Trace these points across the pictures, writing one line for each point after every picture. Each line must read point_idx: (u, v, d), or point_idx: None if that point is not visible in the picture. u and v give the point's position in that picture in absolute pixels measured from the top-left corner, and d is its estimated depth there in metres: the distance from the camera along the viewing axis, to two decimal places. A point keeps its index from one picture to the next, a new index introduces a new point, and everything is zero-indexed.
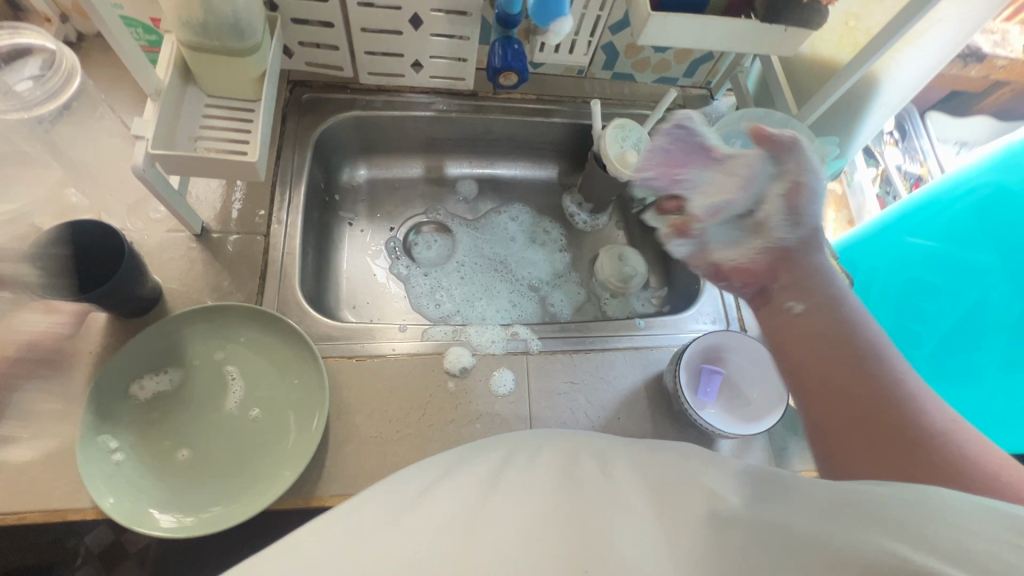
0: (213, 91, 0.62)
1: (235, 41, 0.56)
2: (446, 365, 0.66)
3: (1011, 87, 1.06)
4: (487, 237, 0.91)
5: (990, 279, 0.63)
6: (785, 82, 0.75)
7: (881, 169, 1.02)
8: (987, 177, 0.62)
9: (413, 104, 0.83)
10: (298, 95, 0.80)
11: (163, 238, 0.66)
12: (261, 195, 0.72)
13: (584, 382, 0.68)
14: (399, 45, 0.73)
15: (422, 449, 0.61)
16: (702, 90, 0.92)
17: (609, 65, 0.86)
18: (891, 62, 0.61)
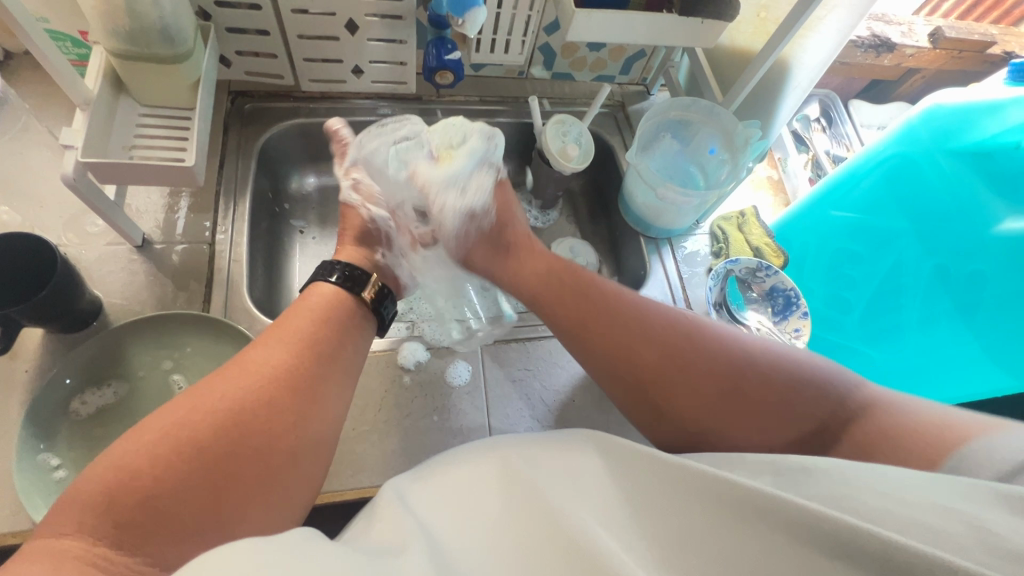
0: (147, 101, 0.62)
1: (165, 48, 0.56)
2: (400, 360, 0.67)
3: (920, 74, 1.15)
4: None
5: (902, 242, 0.71)
6: (710, 74, 0.80)
7: (811, 155, 1.09)
8: (893, 149, 0.67)
9: (357, 110, 0.84)
10: (240, 105, 0.80)
11: (103, 252, 0.65)
12: (205, 205, 0.72)
13: (538, 368, 0.70)
14: (338, 51, 0.74)
15: (379, 445, 0.61)
16: (639, 86, 0.96)
17: (548, 65, 0.89)
18: (798, 47, 0.66)
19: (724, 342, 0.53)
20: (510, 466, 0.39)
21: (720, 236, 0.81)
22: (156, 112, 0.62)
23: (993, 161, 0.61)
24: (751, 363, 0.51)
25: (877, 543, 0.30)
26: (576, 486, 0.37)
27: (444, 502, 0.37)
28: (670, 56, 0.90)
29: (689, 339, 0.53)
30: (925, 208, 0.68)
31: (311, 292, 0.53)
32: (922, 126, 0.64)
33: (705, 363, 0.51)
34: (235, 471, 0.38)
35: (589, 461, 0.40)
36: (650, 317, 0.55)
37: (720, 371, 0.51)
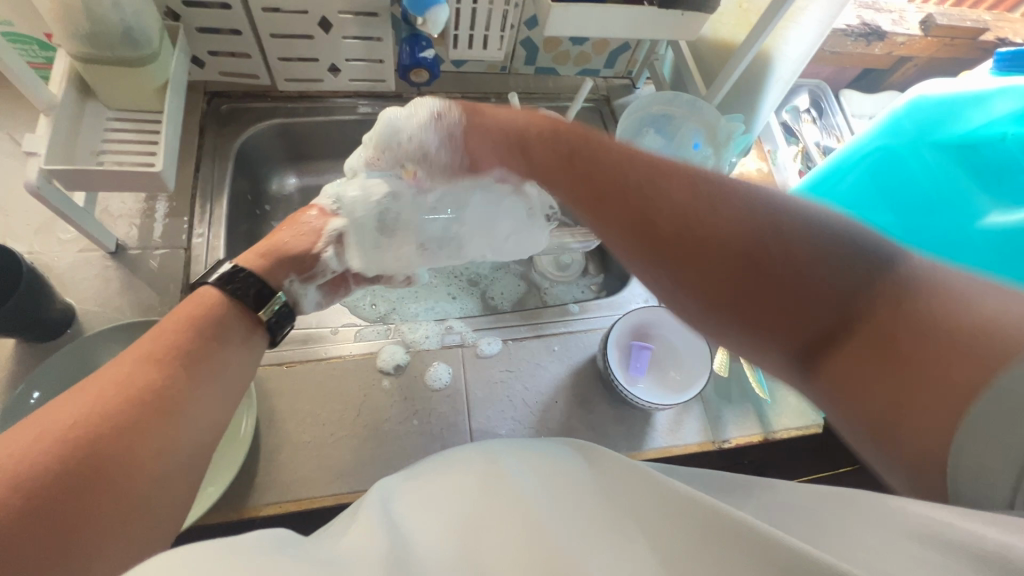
0: (115, 104, 0.60)
1: (129, 50, 0.55)
2: (380, 364, 0.66)
3: (912, 63, 1.13)
4: None
5: (889, 235, 0.70)
6: (694, 67, 0.79)
7: (801, 147, 1.07)
8: (875, 142, 0.66)
9: (336, 109, 0.83)
10: (216, 106, 0.79)
11: (76, 259, 0.64)
12: (181, 209, 0.71)
13: (521, 369, 0.69)
14: (313, 49, 0.73)
15: (358, 450, 0.61)
16: (624, 80, 0.94)
17: (530, 60, 0.88)
18: (780, 38, 0.65)
19: (759, 207, 0.43)
20: (491, 472, 0.37)
21: None
22: (125, 116, 0.61)
23: (978, 153, 0.60)
24: (784, 225, 0.41)
25: (802, 559, 0.26)
26: (554, 496, 0.35)
27: (416, 506, 0.36)
28: (655, 49, 0.88)
29: (717, 197, 0.45)
30: (912, 202, 0.67)
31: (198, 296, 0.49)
32: (905, 118, 0.62)
33: (722, 222, 0.43)
34: (115, 492, 0.35)
35: (576, 474, 0.37)
36: (666, 177, 0.48)
37: (743, 229, 0.42)
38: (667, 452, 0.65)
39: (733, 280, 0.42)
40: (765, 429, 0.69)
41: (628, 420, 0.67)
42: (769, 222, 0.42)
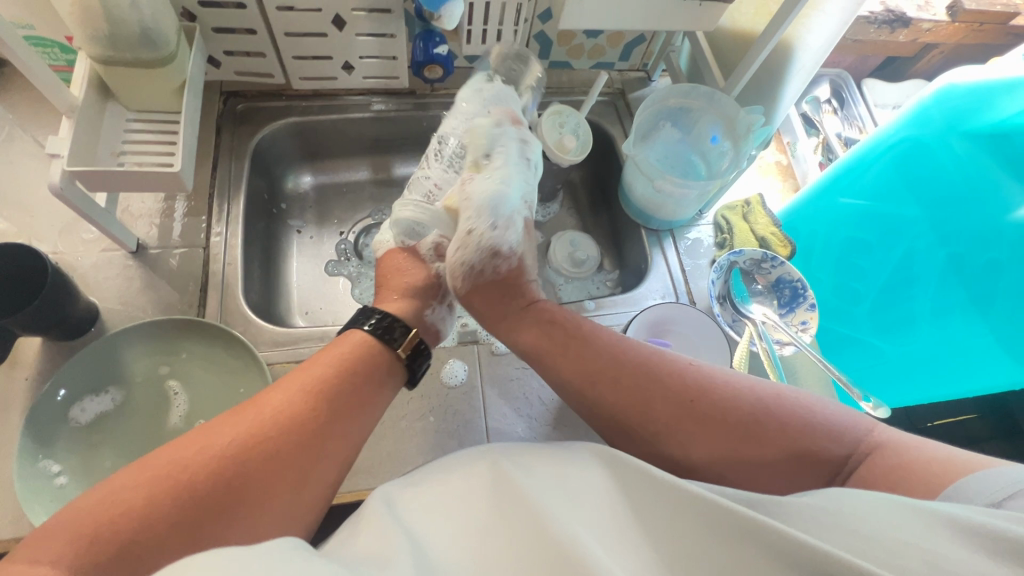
0: (135, 105, 0.61)
1: (149, 51, 0.56)
2: None
3: (938, 50, 1.10)
4: None
5: (913, 229, 0.68)
6: (711, 58, 0.77)
7: (821, 139, 1.05)
8: (903, 133, 0.64)
9: (350, 107, 0.83)
10: (232, 105, 0.79)
11: (98, 258, 0.66)
12: (199, 208, 0.72)
13: (536, 366, 0.69)
14: (326, 47, 0.73)
15: (375, 447, 0.61)
16: (639, 72, 0.93)
17: (544, 54, 0.87)
18: (801, 28, 0.63)
19: (712, 390, 0.48)
20: (501, 475, 0.38)
21: (724, 226, 0.79)
22: (143, 117, 0.61)
23: (1010, 143, 0.58)
24: (758, 417, 0.46)
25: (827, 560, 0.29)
26: (571, 497, 0.36)
27: (434, 514, 0.36)
28: (671, 40, 0.87)
29: (662, 348, 0.52)
30: (939, 194, 0.65)
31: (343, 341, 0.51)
32: (934, 108, 0.60)
33: (664, 378, 0.50)
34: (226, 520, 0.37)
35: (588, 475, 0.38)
36: (598, 337, 0.55)
37: (679, 375, 0.49)
38: None
39: (684, 425, 0.47)
40: None
41: None
42: (703, 402, 0.48)
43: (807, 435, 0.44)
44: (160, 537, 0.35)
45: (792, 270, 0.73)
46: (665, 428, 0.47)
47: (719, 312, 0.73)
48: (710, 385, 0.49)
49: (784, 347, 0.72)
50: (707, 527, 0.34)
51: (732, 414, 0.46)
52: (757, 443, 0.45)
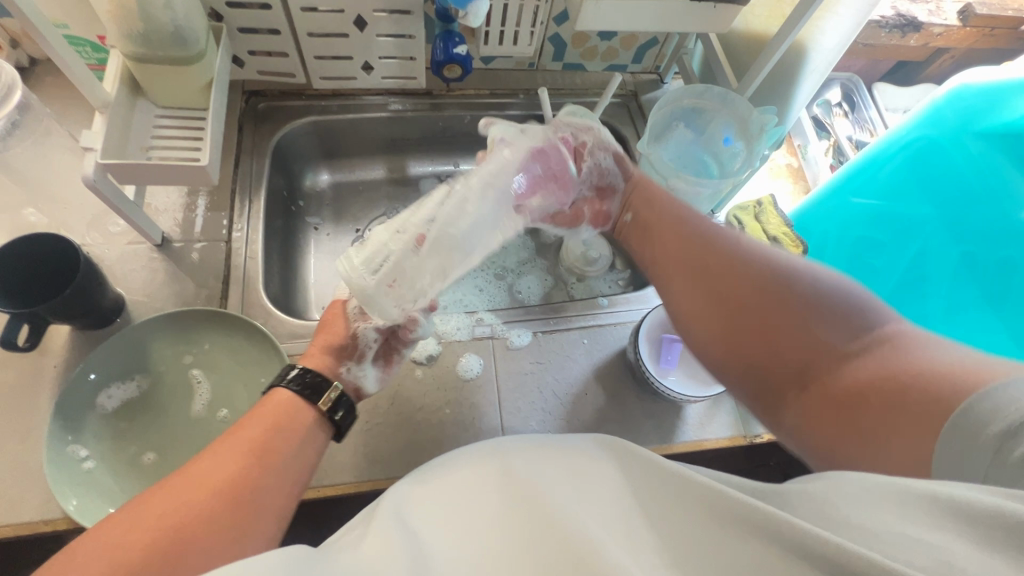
0: (162, 102, 0.63)
1: (177, 49, 0.58)
2: (412, 354, 0.67)
3: (949, 54, 1.10)
4: None
5: (927, 227, 0.69)
6: (724, 60, 0.78)
7: (833, 142, 1.06)
8: (917, 133, 0.65)
9: (368, 106, 0.85)
10: (254, 104, 0.81)
11: (124, 250, 0.67)
12: (221, 203, 0.73)
13: (551, 361, 0.69)
14: (347, 47, 0.75)
15: (392, 438, 0.62)
16: (652, 75, 0.94)
17: (558, 55, 0.88)
18: (815, 29, 0.64)
19: (801, 279, 0.51)
20: (510, 470, 0.37)
21: (736, 226, 0.79)
22: (171, 113, 0.63)
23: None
24: (798, 299, 0.49)
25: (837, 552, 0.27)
26: (581, 492, 0.35)
27: (441, 514, 0.35)
28: (683, 43, 0.88)
29: (734, 257, 0.56)
30: (952, 193, 0.65)
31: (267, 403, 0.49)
32: (948, 108, 0.61)
33: (745, 261, 0.54)
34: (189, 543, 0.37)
35: (598, 467, 0.37)
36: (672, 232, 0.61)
37: (742, 274, 0.53)
38: (698, 446, 0.65)
39: (750, 318, 0.51)
40: None
41: (658, 412, 0.67)
42: (773, 282, 0.51)
43: (819, 329, 0.47)
44: (161, 550, 0.36)
45: None
46: (693, 302, 0.56)
47: None
48: (790, 275, 0.52)
49: None
50: (720, 521, 0.32)
51: (787, 305, 0.50)
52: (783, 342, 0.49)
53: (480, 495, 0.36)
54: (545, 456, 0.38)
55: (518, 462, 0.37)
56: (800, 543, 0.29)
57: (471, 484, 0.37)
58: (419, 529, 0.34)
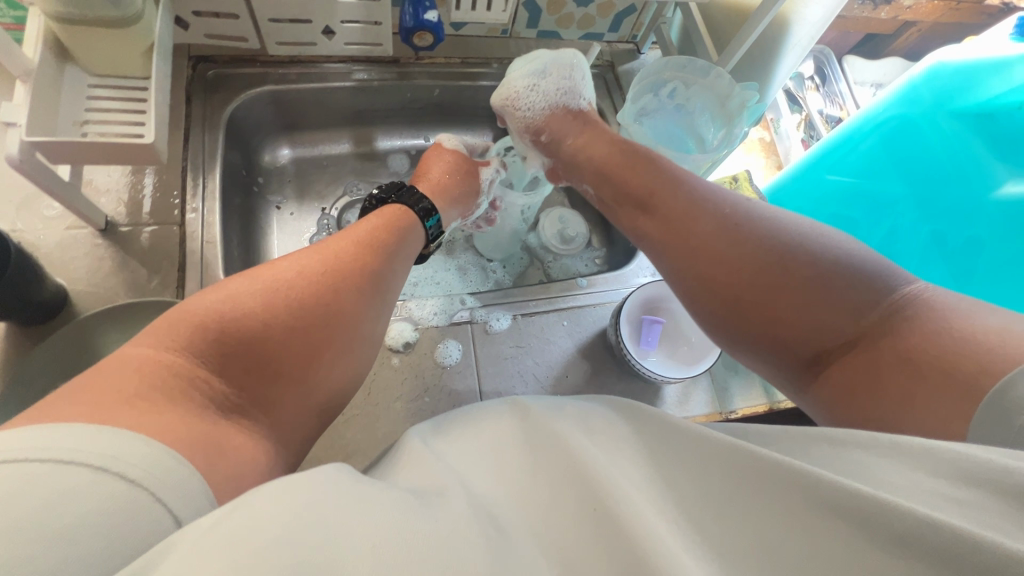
0: (97, 70, 0.56)
1: (110, 9, 0.51)
2: (388, 343, 0.65)
3: (917, 27, 1.10)
4: None
5: (898, 207, 0.70)
6: (705, 31, 0.76)
7: (805, 115, 1.06)
8: (891, 111, 0.65)
9: (331, 74, 0.79)
10: (202, 72, 0.74)
11: (63, 236, 0.61)
12: (172, 181, 0.67)
13: (531, 345, 0.68)
14: (305, 10, 0.68)
15: (371, 430, 0.60)
16: (629, 44, 0.91)
17: (533, 22, 0.84)
18: (799, 1, 0.62)
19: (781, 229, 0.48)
20: (529, 417, 0.40)
21: None
22: (106, 83, 0.57)
23: (995, 123, 0.60)
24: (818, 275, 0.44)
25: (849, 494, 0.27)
26: (619, 448, 0.35)
27: (471, 453, 0.38)
28: (661, 12, 0.85)
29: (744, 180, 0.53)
30: (924, 173, 0.66)
31: (390, 210, 0.60)
32: (923, 87, 0.62)
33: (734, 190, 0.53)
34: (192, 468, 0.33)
35: (620, 434, 0.37)
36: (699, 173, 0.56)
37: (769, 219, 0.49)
38: None
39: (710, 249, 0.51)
40: (771, 399, 0.70)
41: (638, 391, 0.67)
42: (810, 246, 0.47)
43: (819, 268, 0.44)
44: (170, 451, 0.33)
45: None
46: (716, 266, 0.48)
47: None
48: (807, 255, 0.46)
49: None
50: (744, 477, 0.31)
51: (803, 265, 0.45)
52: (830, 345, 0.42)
53: (502, 442, 0.38)
54: (575, 418, 0.39)
55: (544, 413, 0.39)
56: (845, 507, 0.27)
57: (496, 440, 0.38)
58: (439, 458, 0.36)
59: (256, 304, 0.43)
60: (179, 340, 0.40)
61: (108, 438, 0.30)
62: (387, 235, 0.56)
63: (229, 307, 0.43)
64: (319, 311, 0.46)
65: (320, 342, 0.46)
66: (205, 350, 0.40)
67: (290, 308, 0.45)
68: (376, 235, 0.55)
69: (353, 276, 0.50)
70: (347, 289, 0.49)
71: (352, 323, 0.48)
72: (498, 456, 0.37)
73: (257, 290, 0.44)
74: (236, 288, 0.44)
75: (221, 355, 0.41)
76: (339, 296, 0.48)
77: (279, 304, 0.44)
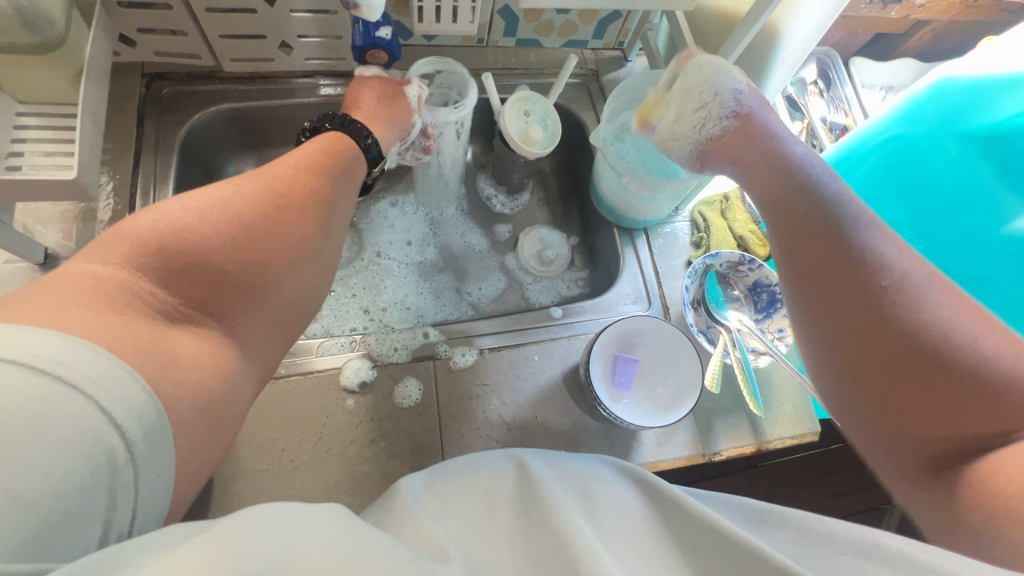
0: (25, 97, 0.53)
1: (29, 35, 0.47)
2: (343, 382, 0.61)
3: (930, 27, 1.02)
4: (363, 227, 0.83)
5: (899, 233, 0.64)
6: (691, 40, 0.70)
7: (807, 123, 1.00)
8: (892, 130, 0.60)
9: (294, 90, 0.75)
10: (157, 89, 0.70)
11: (1, 270, 0.58)
12: (121, 208, 0.64)
13: (498, 382, 0.64)
14: (258, 25, 0.64)
15: (322, 477, 0.57)
16: (614, 52, 0.86)
17: (509, 30, 0.78)
18: (788, 11, 0.57)
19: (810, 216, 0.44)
20: (525, 474, 0.40)
21: (700, 223, 0.75)
22: (36, 111, 0.53)
23: (1006, 147, 0.53)
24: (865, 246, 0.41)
25: None
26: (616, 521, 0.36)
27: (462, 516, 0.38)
28: (648, 18, 0.79)
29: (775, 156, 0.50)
30: (929, 199, 0.60)
31: (321, 137, 0.53)
32: (927, 105, 0.56)
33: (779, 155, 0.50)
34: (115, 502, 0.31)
35: (628, 505, 0.38)
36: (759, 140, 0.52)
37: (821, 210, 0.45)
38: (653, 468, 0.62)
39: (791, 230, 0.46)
40: (759, 440, 0.65)
41: (612, 432, 0.63)
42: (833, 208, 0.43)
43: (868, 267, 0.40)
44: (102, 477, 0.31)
45: (770, 273, 0.69)
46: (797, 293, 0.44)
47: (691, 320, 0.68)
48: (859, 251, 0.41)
49: (760, 356, 0.67)
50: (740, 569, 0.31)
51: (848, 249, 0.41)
52: (868, 339, 0.38)
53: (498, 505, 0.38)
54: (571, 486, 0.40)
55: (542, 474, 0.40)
56: None
57: (493, 498, 0.39)
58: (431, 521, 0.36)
59: (186, 213, 0.39)
60: (114, 257, 0.37)
61: (59, 348, 0.30)
62: (332, 157, 0.51)
63: (164, 222, 0.39)
64: (266, 233, 0.42)
65: (264, 259, 0.42)
66: (147, 264, 0.37)
67: (235, 227, 0.41)
68: (322, 156, 0.50)
69: (298, 197, 0.45)
70: (291, 209, 0.44)
71: (305, 262, 0.45)
72: (492, 518, 0.38)
73: (194, 211, 0.40)
74: (172, 206, 0.40)
75: (162, 271, 0.38)
76: (281, 216, 0.44)
77: (218, 222, 0.40)
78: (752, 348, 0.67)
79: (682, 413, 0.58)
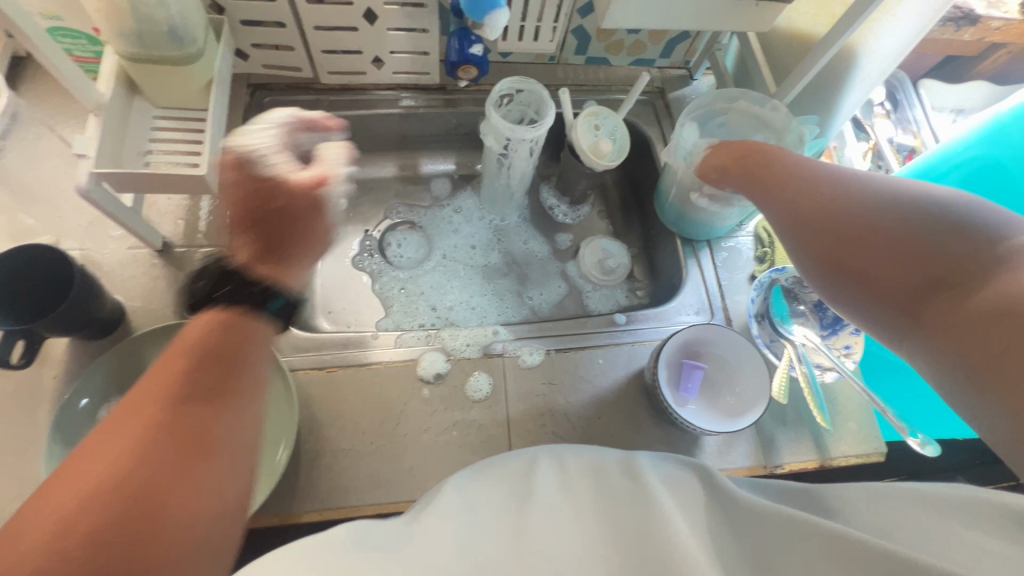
0: (161, 102, 0.60)
1: (175, 49, 0.54)
2: (419, 372, 0.65)
3: (1005, 49, 1.00)
4: (431, 230, 0.88)
5: None
6: (762, 60, 0.72)
7: (872, 144, 0.99)
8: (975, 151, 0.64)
9: (379, 101, 0.80)
10: (259, 99, 0.77)
11: (125, 255, 0.65)
12: (226, 204, 0.70)
13: (563, 382, 0.66)
14: (357, 41, 0.70)
15: (398, 460, 0.60)
16: (681, 70, 0.88)
17: (581, 49, 0.82)
18: (868, 33, 0.58)
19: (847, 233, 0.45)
20: (563, 467, 0.42)
21: (764, 239, 0.77)
22: (168, 114, 0.60)
23: None
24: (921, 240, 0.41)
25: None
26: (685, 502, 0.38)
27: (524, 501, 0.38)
28: (716, 38, 0.82)
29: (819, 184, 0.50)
30: None
31: (194, 327, 0.44)
32: (1014, 126, 0.61)
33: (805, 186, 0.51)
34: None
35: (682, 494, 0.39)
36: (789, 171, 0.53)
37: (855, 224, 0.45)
38: None
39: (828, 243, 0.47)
40: (822, 456, 0.65)
41: (674, 438, 0.64)
42: (859, 198, 0.45)
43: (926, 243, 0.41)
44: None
45: None
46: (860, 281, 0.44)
47: (756, 331, 0.70)
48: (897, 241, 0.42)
49: (826, 372, 0.68)
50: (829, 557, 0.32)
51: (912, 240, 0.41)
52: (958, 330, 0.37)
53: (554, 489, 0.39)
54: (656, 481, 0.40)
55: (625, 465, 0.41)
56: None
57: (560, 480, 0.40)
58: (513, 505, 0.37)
59: (63, 494, 0.32)
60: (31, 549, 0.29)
61: None
62: (218, 341, 0.43)
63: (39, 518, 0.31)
64: (135, 487, 0.33)
65: (164, 493, 0.34)
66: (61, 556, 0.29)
67: (109, 477, 0.33)
68: (201, 349, 0.42)
69: (180, 414, 0.38)
70: (193, 426, 0.38)
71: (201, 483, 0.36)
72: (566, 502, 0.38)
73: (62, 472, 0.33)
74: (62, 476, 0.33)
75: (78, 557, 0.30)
76: (179, 458, 0.36)
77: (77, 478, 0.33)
78: (817, 364, 0.68)
79: (752, 419, 0.59)
